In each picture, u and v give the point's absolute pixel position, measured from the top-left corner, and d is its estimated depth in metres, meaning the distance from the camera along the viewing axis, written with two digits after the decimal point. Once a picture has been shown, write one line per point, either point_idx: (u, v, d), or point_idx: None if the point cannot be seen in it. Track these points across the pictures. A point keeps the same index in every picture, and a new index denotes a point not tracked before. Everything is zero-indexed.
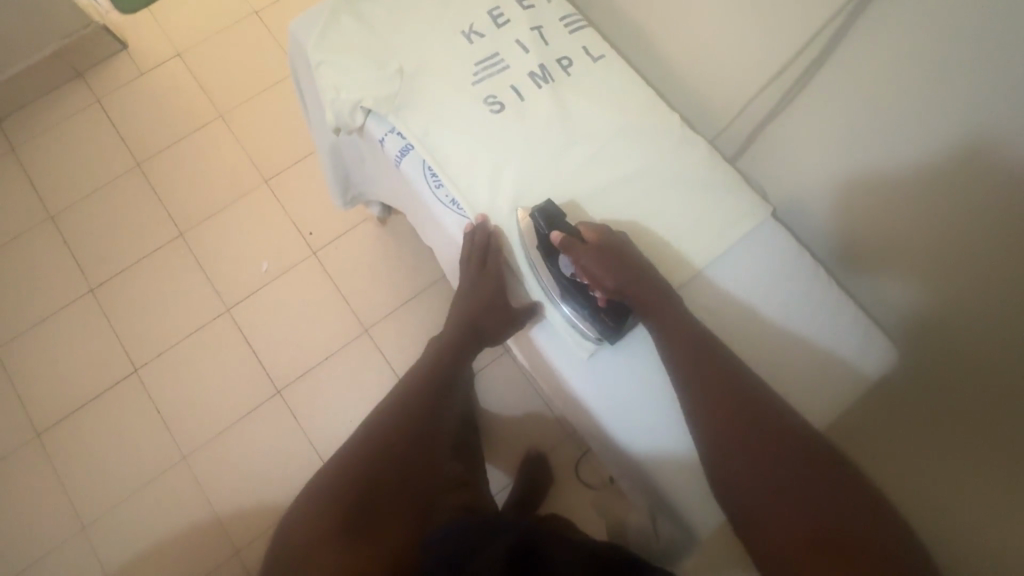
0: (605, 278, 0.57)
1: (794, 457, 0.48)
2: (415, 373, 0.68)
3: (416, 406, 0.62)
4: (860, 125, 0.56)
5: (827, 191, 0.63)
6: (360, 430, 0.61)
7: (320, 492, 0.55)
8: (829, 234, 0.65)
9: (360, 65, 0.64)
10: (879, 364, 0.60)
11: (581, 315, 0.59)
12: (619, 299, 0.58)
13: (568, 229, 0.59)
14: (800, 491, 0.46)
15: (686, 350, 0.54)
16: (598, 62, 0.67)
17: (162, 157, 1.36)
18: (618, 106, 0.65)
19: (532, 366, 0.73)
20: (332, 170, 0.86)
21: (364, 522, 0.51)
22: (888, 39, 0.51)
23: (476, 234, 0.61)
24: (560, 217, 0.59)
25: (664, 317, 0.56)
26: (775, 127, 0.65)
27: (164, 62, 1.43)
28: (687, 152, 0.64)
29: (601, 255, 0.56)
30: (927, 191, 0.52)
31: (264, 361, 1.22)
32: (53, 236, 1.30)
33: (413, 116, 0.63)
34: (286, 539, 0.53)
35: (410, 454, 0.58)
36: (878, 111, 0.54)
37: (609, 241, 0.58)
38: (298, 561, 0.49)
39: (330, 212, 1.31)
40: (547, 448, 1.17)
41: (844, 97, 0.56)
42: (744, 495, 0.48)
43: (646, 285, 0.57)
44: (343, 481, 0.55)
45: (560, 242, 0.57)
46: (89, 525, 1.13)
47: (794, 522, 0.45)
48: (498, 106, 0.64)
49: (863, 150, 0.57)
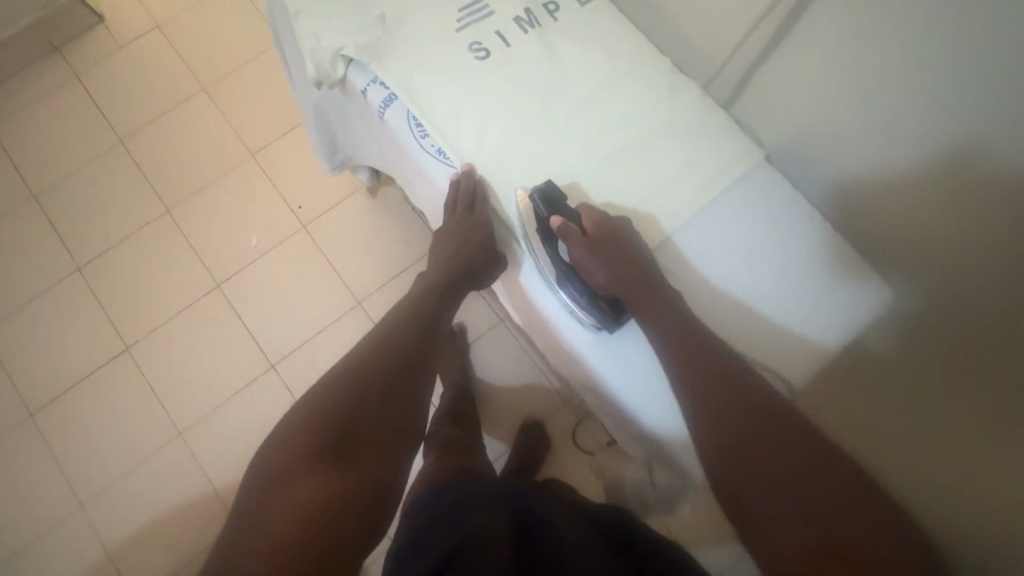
0: (598, 272, 0.56)
1: (797, 454, 0.46)
2: (402, 311, 0.67)
3: (402, 346, 0.61)
4: (861, 65, 0.54)
5: (823, 134, 0.61)
6: (345, 361, 0.60)
7: (300, 420, 0.53)
8: (824, 179, 0.64)
9: (339, 13, 0.62)
10: (877, 308, 0.58)
11: (581, 302, 0.57)
12: (612, 293, 0.56)
13: (568, 214, 0.57)
14: (803, 486, 0.44)
15: (676, 337, 0.53)
16: (585, 6, 0.65)
17: (145, 132, 1.33)
18: (607, 50, 0.63)
19: (526, 322, 0.73)
20: (317, 133, 0.84)
21: (348, 453, 0.52)
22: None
23: (461, 182, 0.60)
24: (561, 200, 0.57)
25: (657, 311, 0.54)
26: (768, 70, 0.63)
27: (143, 34, 1.39)
28: (678, 97, 0.63)
29: (594, 246, 0.55)
30: (935, 136, 0.51)
31: (258, 336, 1.21)
32: (36, 216, 1.28)
33: (396, 62, 0.61)
34: (268, 454, 0.52)
35: (393, 396, 0.57)
36: (877, 46, 0.52)
37: (606, 229, 0.57)
38: (280, 476, 0.49)
39: (318, 184, 1.29)
40: (544, 416, 1.17)
41: (842, 37, 0.54)
42: (737, 479, 0.47)
43: (639, 277, 0.55)
44: (329, 412, 0.54)
45: (559, 227, 0.56)
46: (88, 501, 1.13)
47: (801, 531, 0.43)
48: (484, 53, 0.62)
49: (866, 96, 0.55)
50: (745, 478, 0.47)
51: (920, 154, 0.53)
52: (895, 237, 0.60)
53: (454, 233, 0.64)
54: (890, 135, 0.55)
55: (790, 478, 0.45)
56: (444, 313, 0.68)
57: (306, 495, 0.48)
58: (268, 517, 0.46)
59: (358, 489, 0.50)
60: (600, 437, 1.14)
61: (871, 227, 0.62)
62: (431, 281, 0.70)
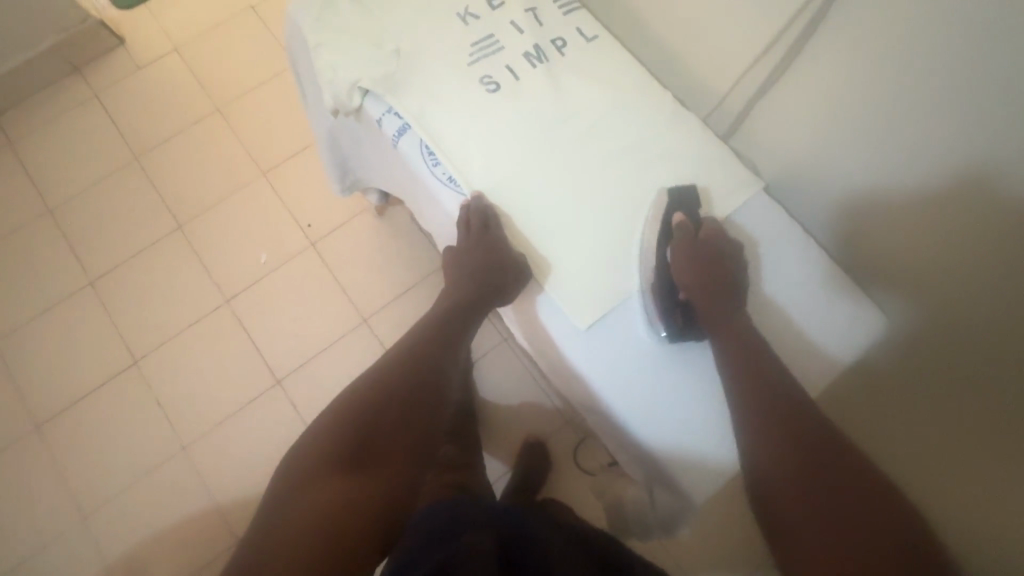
0: (686, 277, 0.60)
1: (829, 466, 0.49)
2: (418, 333, 0.69)
3: (415, 368, 0.63)
4: (859, 102, 0.56)
5: (822, 167, 0.63)
6: (364, 378, 0.63)
7: (323, 432, 0.57)
8: (820, 210, 0.66)
9: (357, 45, 0.64)
10: (866, 333, 0.61)
11: (658, 301, 0.60)
12: (692, 301, 0.59)
13: (692, 219, 0.62)
14: (830, 497, 0.48)
15: (736, 348, 0.57)
16: (592, 42, 0.67)
17: (160, 151, 1.36)
18: (613, 85, 0.66)
19: (531, 343, 0.74)
20: (330, 156, 0.86)
21: (366, 466, 0.54)
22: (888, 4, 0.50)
23: (470, 209, 0.62)
24: (691, 209, 0.62)
25: (733, 325, 0.58)
26: (769, 107, 0.66)
27: (161, 57, 1.43)
28: (681, 131, 0.66)
29: (708, 250, 0.60)
30: (929, 172, 0.53)
31: (264, 353, 1.22)
32: (51, 230, 1.31)
33: (410, 95, 0.63)
34: (291, 462, 0.55)
35: (410, 415, 0.59)
36: (876, 83, 0.54)
37: (720, 242, 0.61)
38: (300, 482, 0.52)
39: (328, 204, 1.32)
40: (546, 435, 1.19)
41: (843, 75, 0.57)
42: (770, 487, 0.51)
43: (727, 294, 0.59)
44: (350, 426, 0.57)
45: (680, 223, 0.61)
46: (89, 514, 1.14)
47: (824, 534, 0.46)
48: (494, 86, 0.64)
49: (864, 132, 0.57)
50: (773, 486, 0.51)
51: (913, 189, 0.55)
52: (892, 267, 0.62)
53: (461, 258, 0.65)
54: (885, 171, 0.57)
55: (812, 488, 0.49)
56: (463, 332, 0.70)
57: (323, 496, 0.51)
58: (287, 513, 0.50)
59: (377, 491, 0.53)
60: (602, 458, 1.15)
61: (868, 256, 0.64)
62: (448, 301, 0.72)
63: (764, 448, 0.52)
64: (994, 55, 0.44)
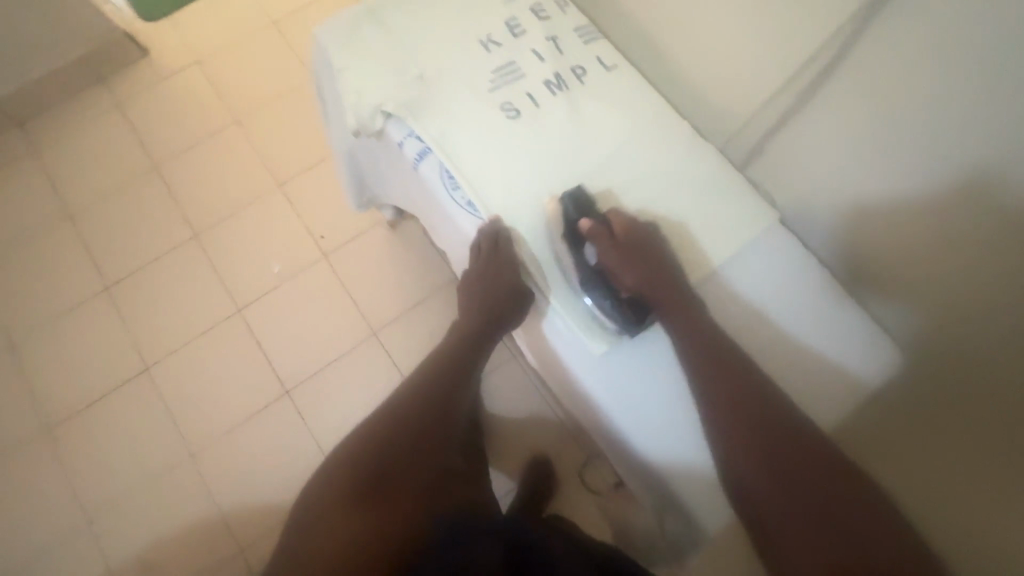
0: (626, 275, 0.61)
1: (827, 474, 0.50)
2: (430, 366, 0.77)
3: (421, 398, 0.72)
4: (872, 139, 0.57)
5: (837, 201, 0.64)
6: (379, 411, 0.72)
7: (341, 464, 0.66)
8: (834, 243, 0.67)
9: (381, 69, 0.65)
10: (882, 368, 0.62)
11: (604, 306, 0.60)
12: (639, 295, 0.61)
13: (598, 218, 0.62)
14: (812, 497, 0.49)
15: (692, 333, 0.59)
16: (611, 71, 0.68)
17: (179, 160, 1.39)
18: (630, 114, 0.67)
19: (542, 365, 0.75)
20: (349, 173, 0.88)
21: (372, 490, 0.62)
22: (901, 46, 0.51)
23: (484, 233, 0.63)
24: (591, 206, 0.62)
25: (681, 311, 0.60)
26: (784, 139, 0.66)
27: (184, 68, 1.46)
28: (696, 160, 0.67)
29: (624, 250, 0.61)
30: (929, 212, 0.53)
31: (274, 362, 1.23)
32: (69, 235, 1.33)
33: (432, 119, 0.64)
34: (315, 491, 0.65)
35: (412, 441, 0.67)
36: (890, 122, 0.54)
37: (635, 233, 0.62)
38: (320, 508, 0.62)
39: (342, 216, 1.33)
40: (551, 452, 1.19)
41: (857, 111, 0.57)
42: (751, 482, 0.53)
43: (663, 281, 0.61)
44: (361, 456, 0.65)
45: (589, 230, 0.61)
46: (95, 519, 1.14)
47: (811, 538, 0.47)
48: (514, 113, 0.65)
49: (877, 168, 0.58)
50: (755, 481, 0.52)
51: (915, 228, 0.55)
52: (901, 302, 0.61)
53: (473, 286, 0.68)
54: (892, 210, 0.58)
55: (800, 493, 0.50)
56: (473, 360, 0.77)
57: (346, 524, 0.59)
58: (315, 543, 0.58)
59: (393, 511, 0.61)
60: (608, 478, 1.15)
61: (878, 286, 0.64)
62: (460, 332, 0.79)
63: (738, 443, 0.54)
64: (1002, 99, 0.45)
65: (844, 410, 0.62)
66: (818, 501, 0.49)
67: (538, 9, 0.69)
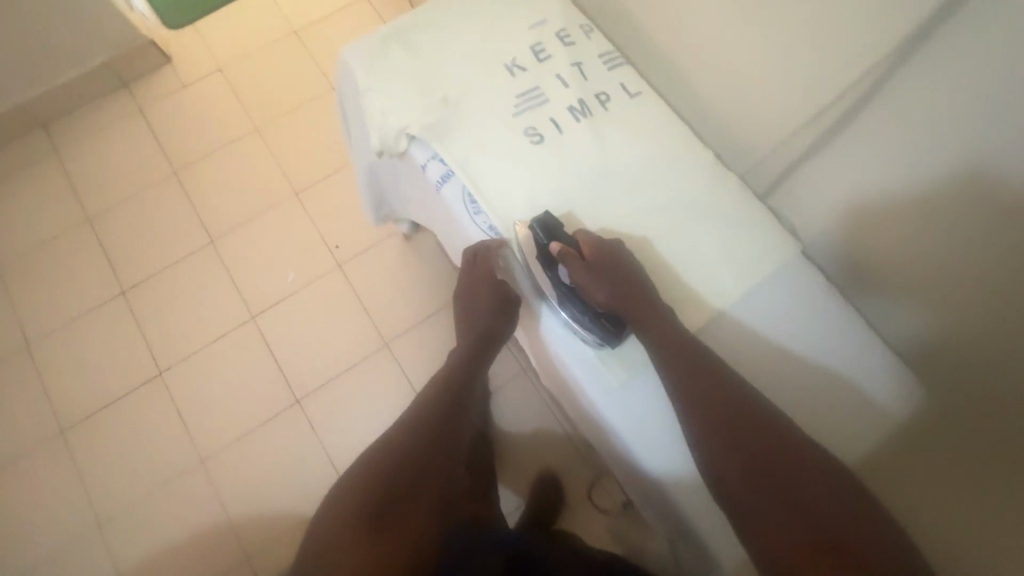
0: (597, 292, 0.60)
1: (807, 472, 0.52)
2: (432, 384, 0.74)
3: (422, 421, 0.69)
4: (903, 172, 0.57)
5: (861, 234, 0.64)
6: (381, 437, 0.70)
7: (344, 493, 0.65)
8: (862, 277, 0.67)
9: (406, 92, 0.66)
10: (902, 406, 0.63)
11: (581, 321, 0.62)
12: (612, 310, 0.61)
13: (566, 240, 0.62)
14: (774, 490, 0.52)
15: (667, 346, 0.59)
16: (635, 98, 0.68)
17: (198, 166, 1.40)
18: (654, 142, 0.67)
19: (558, 389, 0.75)
20: (368, 189, 0.88)
21: (374, 521, 0.61)
22: (937, 82, 0.51)
23: (474, 251, 0.67)
24: (558, 228, 0.62)
25: (656, 321, 0.60)
26: (809, 170, 0.66)
27: (205, 76, 1.48)
28: (718, 190, 0.67)
29: (594, 270, 0.60)
30: (971, 248, 0.54)
31: (286, 370, 1.24)
32: (88, 238, 1.35)
33: (456, 143, 0.65)
34: (320, 522, 0.65)
35: (412, 466, 0.66)
36: (923, 156, 0.54)
37: (603, 252, 0.61)
38: (324, 541, 0.61)
39: (357, 226, 1.34)
40: (560, 469, 1.18)
41: (889, 145, 0.57)
42: (728, 477, 0.54)
43: (636, 295, 0.61)
44: (363, 486, 0.65)
45: (559, 252, 0.60)
46: (105, 522, 1.15)
47: (794, 529, 0.50)
48: (538, 138, 0.66)
49: (906, 203, 0.57)
50: (729, 475, 0.54)
51: (955, 263, 0.56)
52: (938, 340, 0.62)
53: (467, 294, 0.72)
54: (926, 246, 0.58)
55: (779, 486, 0.52)
56: (474, 377, 0.74)
57: (344, 551, 0.59)
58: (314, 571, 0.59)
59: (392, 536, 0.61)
60: (617, 497, 1.15)
61: (913, 325, 0.64)
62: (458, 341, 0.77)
63: (713, 439, 0.55)
64: None
65: (866, 447, 0.62)
66: (780, 494, 0.52)
67: (563, 35, 0.69)
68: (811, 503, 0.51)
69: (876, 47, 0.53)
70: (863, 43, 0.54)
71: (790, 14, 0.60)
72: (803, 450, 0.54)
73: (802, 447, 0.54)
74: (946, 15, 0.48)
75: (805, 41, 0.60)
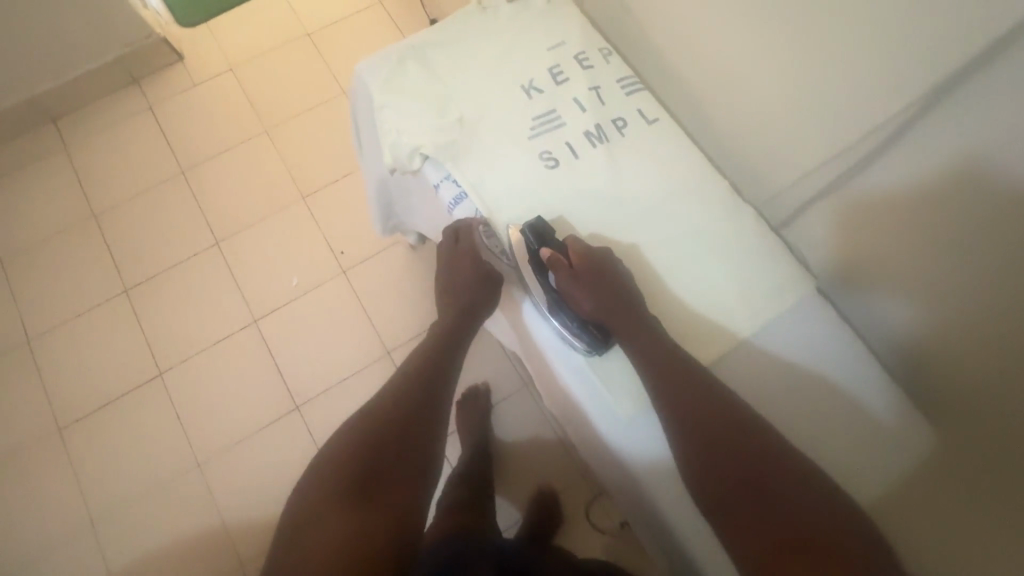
0: (583, 301, 0.61)
1: (783, 475, 0.53)
2: (415, 357, 0.73)
3: (408, 392, 0.68)
4: (918, 221, 0.56)
5: (878, 274, 0.63)
6: (363, 409, 0.68)
7: (327, 465, 0.62)
8: (877, 317, 0.66)
9: (422, 111, 0.66)
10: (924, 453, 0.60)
11: (570, 328, 0.62)
12: (599, 319, 0.61)
13: (556, 246, 0.62)
14: (747, 486, 0.53)
15: (652, 356, 0.59)
16: (652, 125, 0.68)
17: (206, 165, 1.40)
18: (670, 170, 0.67)
19: (563, 411, 0.76)
20: (378, 201, 0.88)
21: (362, 493, 0.59)
22: (958, 137, 0.50)
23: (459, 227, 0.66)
24: (550, 234, 0.62)
25: (641, 331, 0.60)
26: (827, 206, 0.66)
27: (216, 75, 1.48)
28: (732, 221, 0.66)
29: (581, 278, 0.61)
30: (983, 302, 0.53)
31: (286, 375, 1.23)
32: (93, 235, 1.34)
33: (470, 165, 0.65)
34: (300, 495, 0.61)
35: (400, 437, 0.64)
36: (941, 209, 0.53)
37: (591, 260, 0.62)
38: (307, 516, 0.58)
39: (363, 233, 1.34)
40: (558, 486, 1.17)
41: (907, 194, 0.56)
42: (709, 482, 0.54)
43: (623, 306, 0.61)
44: (348, 456, 0.62)
45: (549, 259, 0.61)
46: (99, 523, 1.14)
47: (769, 530, 0.50)
48: (553, 162, 0.65)
49: (922, 253, 0.57)
50: (705, 473, 0.54)
51: (963, 315, 0.55)
52: (942, 387, 0.61)
53: (451, 273, 0.71)
54: (940, 294, 0.57)
55: (754, 488, 0.52)
56: (456, 352, 0.74)
57: (330, 527, 0.57)
58: (298, 548, 0.55)
59: (376, 530, 0.57)
60: (615, 517, 1.14)
61: (923, 375, 0.63)
62: (438, 317, 0.76)
63: (693, 441, 0.55)
64: None
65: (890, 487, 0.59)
66: (756, 496, 0.52)
67: (582, 58, 0.69)
68: (784, 498, 0.51)
69: (899, 94, 0.52)
70: (885, 87, 0.53)
71: (812, 52, 0.59)
72: (785, 452, 0.54)
73: (783, 448, 0.54)
74: (972, 71, 0.47)
75: (826, 81, 0.59)
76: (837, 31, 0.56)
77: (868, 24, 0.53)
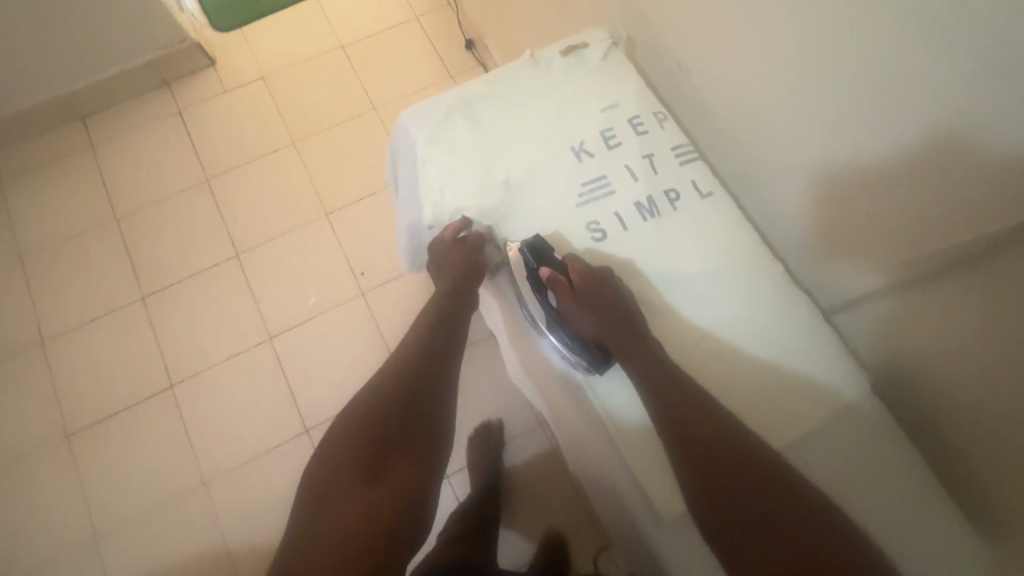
0: (584, 322, 0.60)
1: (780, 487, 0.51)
2: (415, 337, 0.72)
3: (410, 371, 0.67)
4: (992, 340, 0.52)
5: (939, 381, 0.59)
6: (368, 390, 0.67)
7: (336, 446, 0.62)
8: (929, 419, 0.62)
9: (467, 169, 0.65)
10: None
11: (571, 348, 0.60)
12: (598, 338, 0.60)
13: (555, 264, 0.62)
14: (756, 503, 0.50)
15: (654, 381, 0.56)
16: (706, 199, 0.66)
17: (230, 175, 1.38)
18: (720, 245, 0.64)
19: (585, 467, 0.73)
20: (408, 247, 0.85)
21: (370, 473, 0.60)
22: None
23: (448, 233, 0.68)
24: (548, 252, 0.62)
25: (642, 351, 0.58)
26: (883, 304, 0.62)
27: (248, 83, 1.46)
28: (784, 306, 0.63)
29: (581, 299, 0.60)
30: None
31: (299, 397, 1.21)
32: (115, 238, 1.33)
33: (515, 230, 0.65)
34: (314, 476, 0.62)
35: (405, 416, 0.64)
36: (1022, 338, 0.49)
37: (593, 279, 0.61)
38: (321, 497, 0.59)
39: (385, 255, 1.31)
40: (567, 529, 1.15)
41: (982, 314, 0.52)
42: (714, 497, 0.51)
43: (625, 326, 0.59)
44: (356, 437, 0.62)
45: (547, 277, 0.60)
46: (100, 536, 1.13)
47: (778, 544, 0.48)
48: (600, 235, 0.64)
49: (992, 375, 0.53)
50: (709, 491, 0.52)
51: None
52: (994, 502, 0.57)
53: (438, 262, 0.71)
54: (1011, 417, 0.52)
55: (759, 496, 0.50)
56: (454, 326, 0.73)
57: (344, 507, 0.58)
58: (317, 528, 0.57)
59: (390, 501, 0.58)
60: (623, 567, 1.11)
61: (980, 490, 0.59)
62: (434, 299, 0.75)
63: (691, 456, 0.53)
64: None
65: None
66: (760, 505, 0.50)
67: (636, 122, 0.67)
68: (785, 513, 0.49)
69: (975, 217, 0.48)
70: (960, 203, 0.49)
71: (877, 150, 0.55)
72: (799, 482, 0.52)
73: (800, 482, 0.51)
74: None
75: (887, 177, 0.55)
76: (905, 140, 0.52)
77: (948, 132, 0.48)
